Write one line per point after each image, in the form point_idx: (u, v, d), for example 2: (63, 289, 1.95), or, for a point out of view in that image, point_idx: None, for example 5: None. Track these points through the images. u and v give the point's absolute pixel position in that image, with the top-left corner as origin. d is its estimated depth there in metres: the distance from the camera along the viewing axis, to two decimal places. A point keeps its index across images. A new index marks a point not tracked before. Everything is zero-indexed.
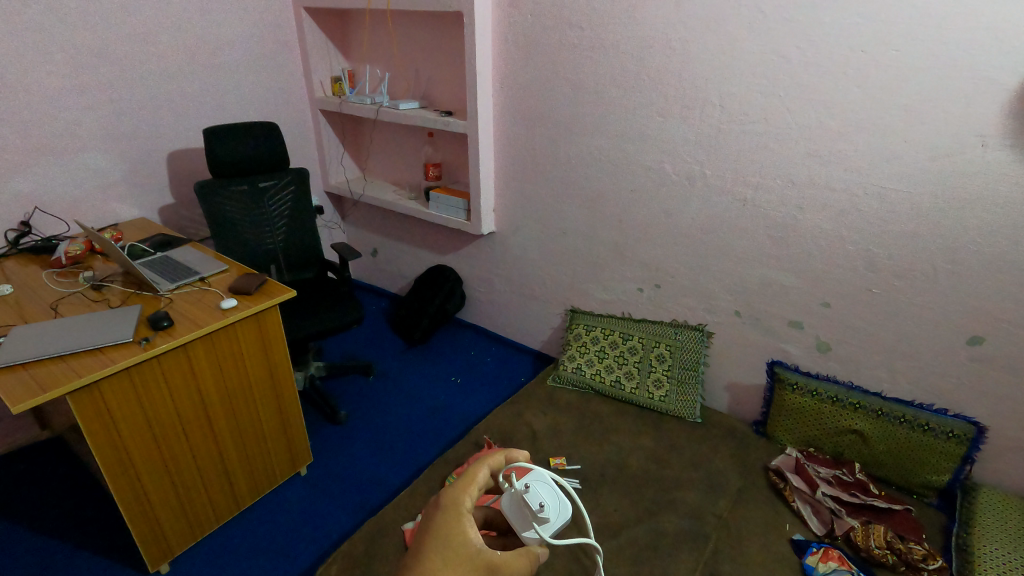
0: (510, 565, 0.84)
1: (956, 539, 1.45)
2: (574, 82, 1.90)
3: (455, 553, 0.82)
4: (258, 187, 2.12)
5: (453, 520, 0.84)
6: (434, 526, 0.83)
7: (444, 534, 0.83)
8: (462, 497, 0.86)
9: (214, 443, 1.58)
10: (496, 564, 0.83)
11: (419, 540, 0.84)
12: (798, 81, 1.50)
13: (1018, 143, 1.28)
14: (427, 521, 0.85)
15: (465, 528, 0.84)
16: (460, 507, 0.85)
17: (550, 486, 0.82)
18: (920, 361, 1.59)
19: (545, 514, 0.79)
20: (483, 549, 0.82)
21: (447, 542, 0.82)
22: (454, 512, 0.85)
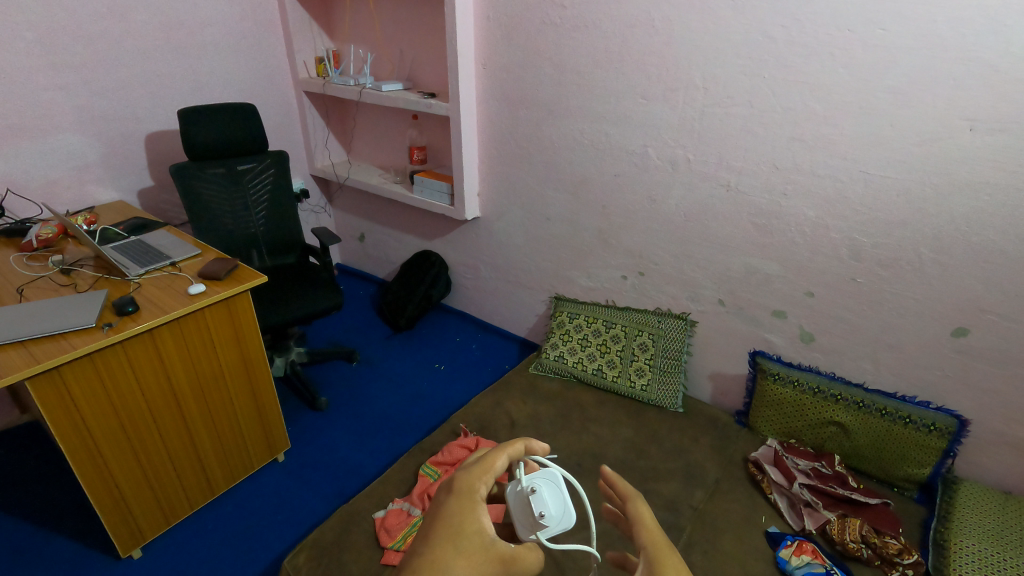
0: (524, 560, 0.69)
1: (934, 532, 1.43)
2: (557, 63, 1.84)
3: (468, 545, 0.67)
4: (236, 170, 2.09)
5: (467, 508, 0.71)
6: (443, 513, 0.70)
7: (455, 524, 0.69)
8: (478, 484, 0.73)
9: (185, 430, 1.56)
10: (512, 558, 0.68)
11: (422, 529, 0.70)
12: (783, 61, 1.44)
13: (1007, 128, 1.23)
14: (436, 509, 0.72)
15: (478, 516, 0.70)
16: (476, 494, 0.72)
17: (558, 490, 0.72)
18: (904, 352, 1.56)
19: (546, 520, 0.71)
20: (498, 541, 0.69)
21: (456, 533, 0.68)
22: (467, 499, 0.71)
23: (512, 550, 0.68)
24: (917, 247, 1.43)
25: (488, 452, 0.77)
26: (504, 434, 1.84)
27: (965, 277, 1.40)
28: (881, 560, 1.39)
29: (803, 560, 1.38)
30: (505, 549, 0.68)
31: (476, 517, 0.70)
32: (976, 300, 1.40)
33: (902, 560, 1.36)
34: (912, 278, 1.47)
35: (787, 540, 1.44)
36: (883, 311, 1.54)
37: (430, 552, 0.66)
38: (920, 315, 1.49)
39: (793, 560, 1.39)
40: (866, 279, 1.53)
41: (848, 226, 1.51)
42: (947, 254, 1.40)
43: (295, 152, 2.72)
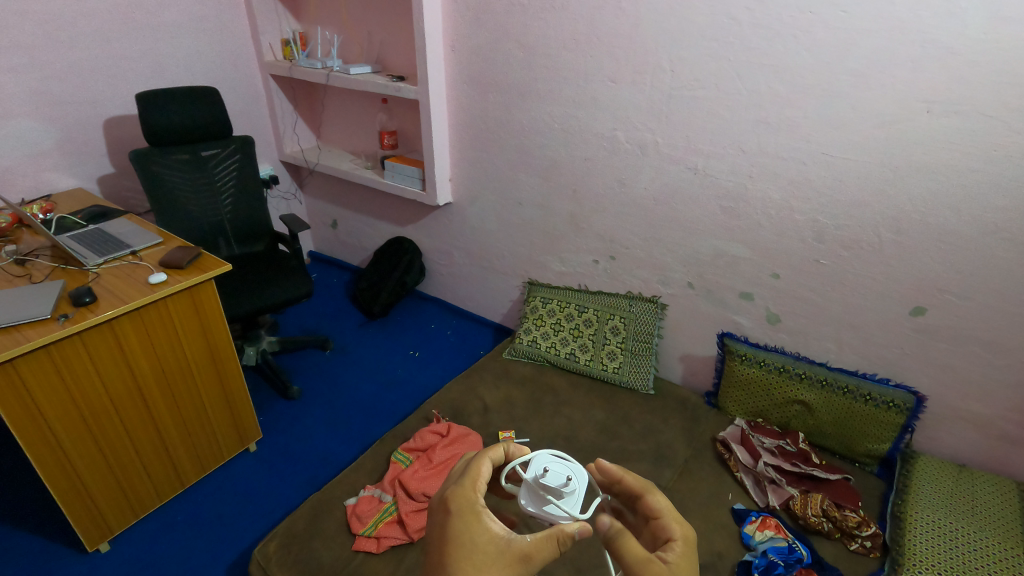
0: (542, 550, 0.71)
1: (892, 505, 1.48)
2: (526, 45, 1.82)
3: (486, 557, 0.70)
4: (200, 156, 2.04)
5: (472, 521, 0.72)
6: (451, 537, 0.72)
7: (466, 542, 0.71)
8: (476, 496, 0.74)
9: (150, 421, 1.54)
10: (529, 554, 0.70)
11: (436, 557, 0.72)
12: (748, 44, 1.44)
13: (963, 110, 1.25)
14: (441, 533, 0.73)
15: (485, 526, 0.72)
16: (476, 505, 0.74)
17: (558, 458, 0.77)
18: (866, 332, 1.59)
19: (570, 491, 0.73)
20: (512, 540, 0.71)
21: (470, 550, 0.70)
22: (469, 514, 0.73)
23: (526, 544, 0.71)
24: (877, 228, 1.46)
25: (470, 464, 0.78)
26: (477, 419, 1.84)
27: (923, 256, 1.43)
28: (841, 532, 1.43)
29: (766, 535, 1.42)
30: (521, 546, 0.70)
31: (486, 528, 0.72)
32: (934, 280, 1.44)
33: (861, 532, 1.41)
34: (872, 258, 1.50)
35: (752, 516, 1.48)
36: (846, 291, 1.57)
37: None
38: (880, 295, 1.53)
39: (757, 535, 1.43)
40: (829, 260, 1.56)
41: (811, 207, 1.53)
42: (907, 235, 1.43)
43: (262, 137, 2.66)
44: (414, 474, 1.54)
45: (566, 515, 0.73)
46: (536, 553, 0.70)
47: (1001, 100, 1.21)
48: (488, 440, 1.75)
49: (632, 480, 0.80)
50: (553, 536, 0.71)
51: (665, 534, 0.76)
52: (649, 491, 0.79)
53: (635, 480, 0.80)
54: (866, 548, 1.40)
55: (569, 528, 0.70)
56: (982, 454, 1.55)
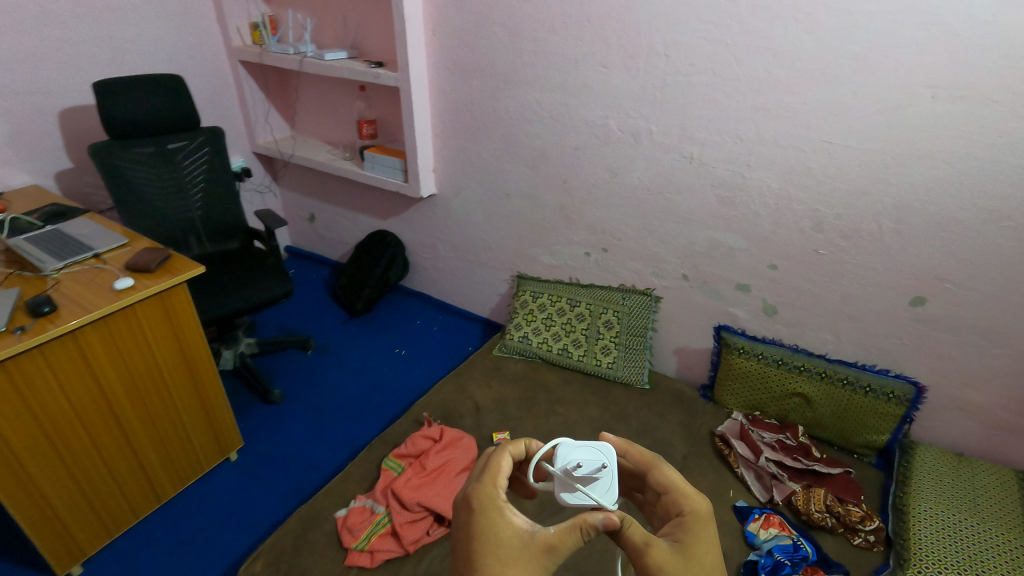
0: (565, 542, 0.67)
1: (893, 498, 1.47)
2: (511, 28, 1.73)
3: (511, 551, 0.67)
4: (166, 149, 1.92)
5: (495, 516, 0.69)
6: (475, 533, 0.68)
7: (490, 538, 0.68)
8: (495, 488, 0.72)
9: (122, 435, 1.44)
10: (555, 545, 0.67)
11: (459, 555, 0.69)
12: (746, 26, 1.38)
13: (968, 95, 1.21)
14: (464, 529, 0.70)
15: (508, 519, 0.69)
16: (497, 499, 0.71)
17: (584, 446, 0.70)
18: (864, 323, 1.57)
19: (601, 477, 0.68)
20: (537, 533, 0.68)
21: (496, 546, 0.67)
22: (491, 508, 0.70)
23: (551, 535, 0.67)
24: (878, 218, 1.42)
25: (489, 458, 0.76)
26: (470, 421, 1.78)
27: (924, 246, 1.40)
28: (844, 527, 1.42)
29: (771, 533, 1.39)
30: (546, 538, 0.67)
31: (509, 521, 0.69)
32: (935, 270, 1.41)
33: (864, 526, 1.40)
34: (872, 248, 1.46)
35: (755, 513, 1.45)
36: (844, 282, 1.54)
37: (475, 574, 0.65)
38: (879, 285, 1.50)
39: (762, 533, 1.40)
40: (828, 250, 1.53)
41: (810, 197, 1.49)
42: (907, 225, 1.39)
43: (232, 127, 2.52)
44: (407, 483, 1.47)
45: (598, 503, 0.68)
46: (562, 544, 0.67)
47: (1007, 84, 1.17)
48: (482, 442, 1.69)
49: (637, 454, 0.79)
50: (577, 526, 0.66)
51: (676, 509, 0.74)
52: (655, 465, 0.77)
53: (640, 453, 0.79)
54: (869, 542, 1.38)
55: (592, 519, 0.65)
56: (979, 442, 1.55)
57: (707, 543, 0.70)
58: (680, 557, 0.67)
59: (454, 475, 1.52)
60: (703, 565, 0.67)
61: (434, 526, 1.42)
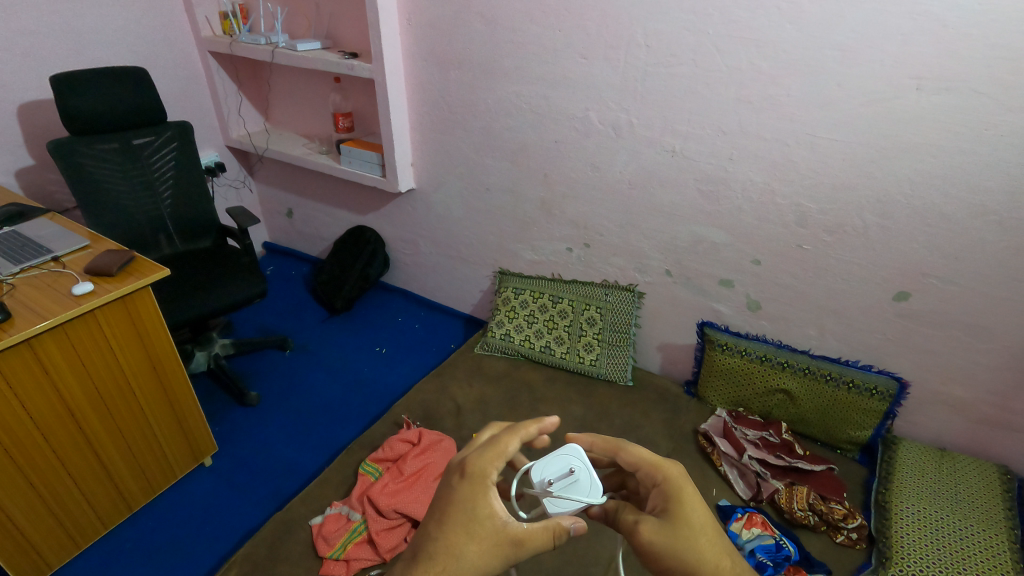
0: (535, 539, 0.69)
1: (877, 495, 1.45)
2: (488, 18, 1.67)
3: (482, 532, 0.69)
4: (131, 145, 1.85)
5: (478, 493, 0.70)
6: (456, 500, 0.70)
7: (467, 509, 0.70)
8: (493, 466, 0.72)
9: (87, 445, 1.39)
10: (521, 539, 0.69)
11: (436, 508, 0.72)
12: (729, 16, 1.33)
13: (953, 87, 1.18)
14: (446, 492, 0.72)
15: (490, 501, 0.70)
16: (488, 480, 0.71)
17: (549, 457, 0.75)
18: (848, 319, 1.55)
19: (575, 480, 0.73)
20: (511, 523, 0.69)
21: (471, 518, 0.69)
22: (478, 485, 0.71)
23: (523, 530, 0.69)
24: (863, 212, 1.40)
25: (501, 433, 0.75)
26: (450, 422, 1.75)
27: (909, 240, 1.37)
28: (827, 525, 1.41)
29: (753, 533, 1.38)
30: (518, 531, 0.69)
31: (492, 504, 0.70)
32: (919, 265, 1.39)
33: (847, 524, 1.38)
34: (857, 242, 1.44)
35: (737, 513, 1.43)
36: (828, 278, 1.52)
37: (444, 537, 0.69)
38: (864, 280, 1.48)
39: (744, 533, 1.38)
40: (811, 245, 1.50)
41: (794, 191, 1.46)
42: (891, 219, 1.37)
43: (204, 121, 2.44)
44: (383, 489, 1.44)
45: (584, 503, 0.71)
46: (531, 540, 0.69)
47: (992, 76, 1.14)
48: (463, 444, 1.66)
49: (600, 443, 0.79)
50: (551, 530, 0.70)
51: (652, 478, 0.75)
52: (621, 447, 0.78)
53: (601, 441, 0.79)
54: (851, 540, 1.37)
55: (563, 523, 0.70)
56: (962, 437, 1.54)
57: (690, 505, 0.72)
58: (668, 526, 0.71)
59: (433, 479, 1.49)
60: (692, 527, 0.71)
61: (411, 531, 1.40)
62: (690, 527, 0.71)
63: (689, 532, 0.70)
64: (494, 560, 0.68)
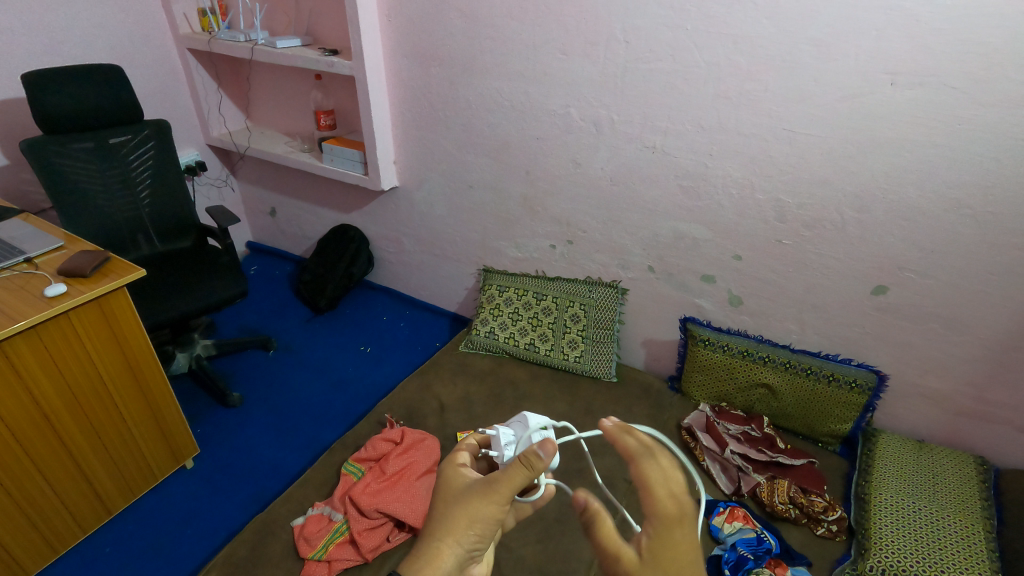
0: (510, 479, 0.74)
1: (856, 487, 1.47)
2: (467, 14, 1.66)
3: (455, 492, 0.78)
4: (107, 144, 1.82)
5: (450, 467, 0.82)
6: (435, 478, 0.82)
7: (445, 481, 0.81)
8: (459, 449, 0.85)
9: (63, 450, 1.36)
10: (494, 479, 0.75)
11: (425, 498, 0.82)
12: (706, 11, 1.34)
13: (926, 82, 1.19)
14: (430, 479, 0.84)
15: (462, 472, 0.81)
16: (456, 456, 0.84)
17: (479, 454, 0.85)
18: (828, 313, 1.56)
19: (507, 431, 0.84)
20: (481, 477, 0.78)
21: (446, 486, 0.79)
22: (450, 461, 0.83)
23: (493, 474, 0.77)
24: (840, 206, 1.40)
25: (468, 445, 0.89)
26: (434, 421, 1.74)
27: (885, 234, 1.39)
28: (807, 518, 1.42)
29: (735, 527, 1.39)
30: (489, 477, 0.76)
31: (461, 472, 0.81)
32: (896, 258, 1.40)
33: (827, 517, 1.40)
34: (835, 237, 1.45)
35: (719, 508, 1.45)
36: (808, 272, 1.53)
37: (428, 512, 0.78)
38: (842, 274, 1.49)
39: (725, 527, 1.40)
40: (791, 240, 1.51)
41: (773, 186, 1.46)
42: (869, 213, 1.38)
43: (184, 119, 2.41)
44: (365, 489, 1.43)
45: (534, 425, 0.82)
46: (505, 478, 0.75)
47: (965, 70, 1.15)
48: (446, 443, 1.66)
49: (622, 445, 0.71)
50: (518, 460, 0.74)
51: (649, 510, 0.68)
52: (637, 458, 0.69)
53: (625, 442, 0.71)
54: (832, 532, 1.38)
55: (527, 450, 0.74)
56: (939, 428, 1.56)
57: (674, 556, 0.65)
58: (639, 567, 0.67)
59: (415, 478, 1.48)
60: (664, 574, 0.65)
61: (394, 531, 1.39)
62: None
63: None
64: (472, 508, 0.74)
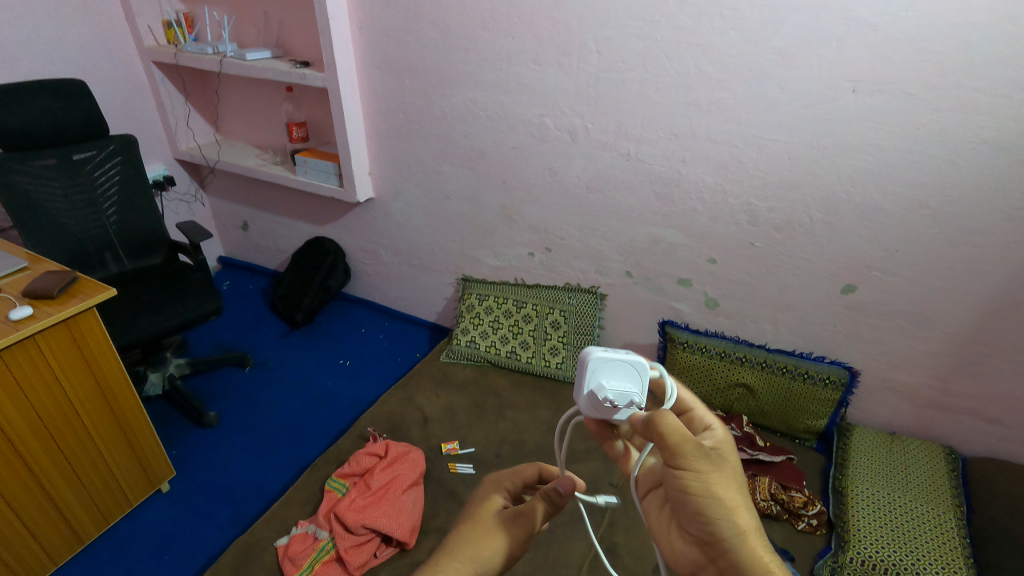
0: (537, 511, 0.76)
1: (833, 481, 1.51)
2: (440, 25, 1.67)
3: (487, 515, 0.77)
4: (71, 160, 1.77)
5: (488, 492, 0.81)
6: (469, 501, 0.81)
7: (479, 503, 0.79)
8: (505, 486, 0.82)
9: (31, 481, 1.31)
10: (523, 512, 0.76)
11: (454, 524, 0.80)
12: (674, 22, 1.37)
13: (886, 89, 1.24)
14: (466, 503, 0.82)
15: (497, 496, 0.80)
16: (499, 483, 0.82)
17: (628, 390, 0.72)
18: (800, 312, 1.61)
19: (621, 388, 0.72)
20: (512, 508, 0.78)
21: (478, 507, 0.79)
22: (491, 486, 0.82)
23: (522, 506, 0.77)
24: (809, 209, 1.45)
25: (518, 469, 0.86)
26: (417, 432, 1.73)
27: (853, 235, 1.43)
28: (788, 513, 1.45)
29: None
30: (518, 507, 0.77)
31: (498, 496, 0.80)
32: (864, 258, 1.45)
33: (807, 511, 1.43)
34: (805, 238, 1.50)
35: None
36: (780, 273, 1.58)
37: (453, 530, 0.76)
38: (813, 274, 1.54)
39: None
40: (763, 243, 1.55)
41: (744, 191, 1.50)
42: (836, 215, 1.43)
43: (150, 133, 2.36)
44: (351, 505, 1.41)
45: (637, 360, 0.72)
46: (532, 511, 0.76)
47: (921, 77, 1.20)
48: (430, 455, 1.65)
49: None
50: (542, 497, 0.77)
51: (702, 424, 0.79)
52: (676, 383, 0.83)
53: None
54: (812, 526, 1.42)
55: (553, 483, 0.76)
56: (909, 420, 1.62)
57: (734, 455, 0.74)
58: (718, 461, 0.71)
59: (401, 492, 1.47)
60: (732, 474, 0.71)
61: (381, 546, 1.38)
62: (731, 474, 0.71)
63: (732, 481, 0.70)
64: (496, 536, 0.74)
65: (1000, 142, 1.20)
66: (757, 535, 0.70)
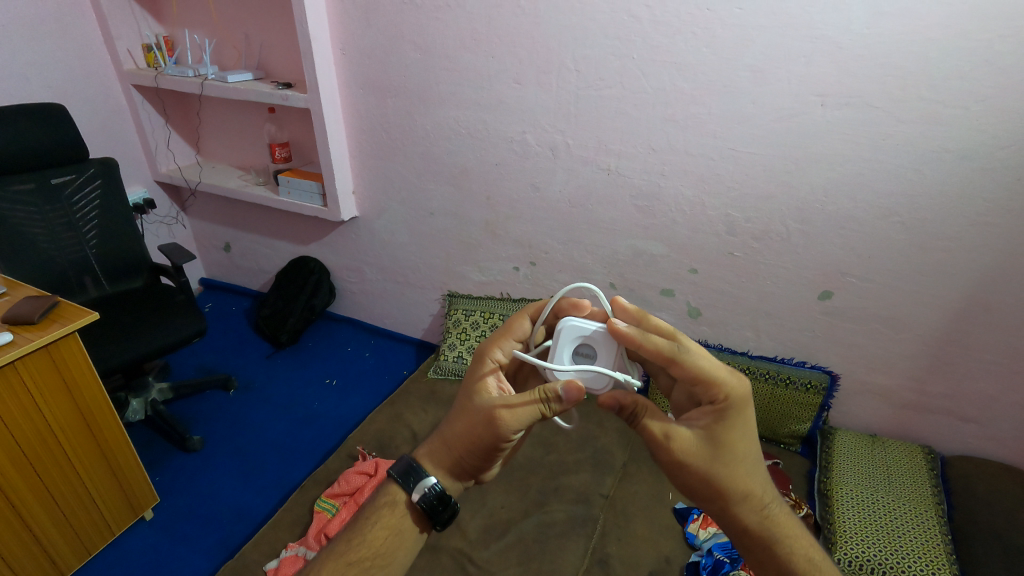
0: (515, 414, 0.73)
1: (819, 484, 1.54)
2: (422, 46, 1.70)
3: (473, 402, 0.78)
4: (50, 184, 1.76)
5: (477, 374, 0.80)
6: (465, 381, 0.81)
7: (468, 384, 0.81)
8: (493, 351, 0.82)
9: (10, 511, 1.27)
10: (500, 415, 0.73)
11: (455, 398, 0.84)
12: (650, 41, 1.42)
13: (853, 102, 1.30)
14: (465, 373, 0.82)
15: (484, 382, 0.79)
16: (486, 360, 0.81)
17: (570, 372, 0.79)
18: (780, 319, 1.65)
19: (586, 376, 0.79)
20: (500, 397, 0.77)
21: (468, 392, 0.79)
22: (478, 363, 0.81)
23: (503, 405, 0.74)
24: (784, 219, 1.50)
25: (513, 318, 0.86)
26: (407, 450, 1.72)
27: (828, 243, 1.48)
28: None
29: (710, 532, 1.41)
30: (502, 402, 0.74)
31: (485, 382, 0.79)
32: (839, 265, 1.50)
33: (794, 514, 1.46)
34: (782, 247, 1.54)
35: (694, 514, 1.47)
36: (759, 282, 1.62)
37: (451, 411, 0.81)
38: (792, 282, 1.58)
39: (701, 533, 1.42)
40: (742, 252, 1.59)
41: (722, 203, 1.55)
42: (810, 224, 1.48)
43: (129, 156, 2.35)
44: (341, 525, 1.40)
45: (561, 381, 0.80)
46: (518, 412, 0.73)
47: (885, 91, 1.26)
48: None
49: (652, 350, 0.73)
50: (537, 398, 0.72)
51: (709, 396, 0.73)
52: (676, 357, 0.72)
53: (656, 349, 0.73)
54: None
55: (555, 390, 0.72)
56: (890, 422, 1.66)
57: (736, 433, 0.71)
58: (706, 448, 0.71)
59: None
60: (725, 454, 0.71)
61: None
62: (722, 454, 0.71)
63: (724, 462, 0.71)
64: (477, 430, 0.75)
65: (962, 151, 1.26)
66: (750, 506, 0.72)
